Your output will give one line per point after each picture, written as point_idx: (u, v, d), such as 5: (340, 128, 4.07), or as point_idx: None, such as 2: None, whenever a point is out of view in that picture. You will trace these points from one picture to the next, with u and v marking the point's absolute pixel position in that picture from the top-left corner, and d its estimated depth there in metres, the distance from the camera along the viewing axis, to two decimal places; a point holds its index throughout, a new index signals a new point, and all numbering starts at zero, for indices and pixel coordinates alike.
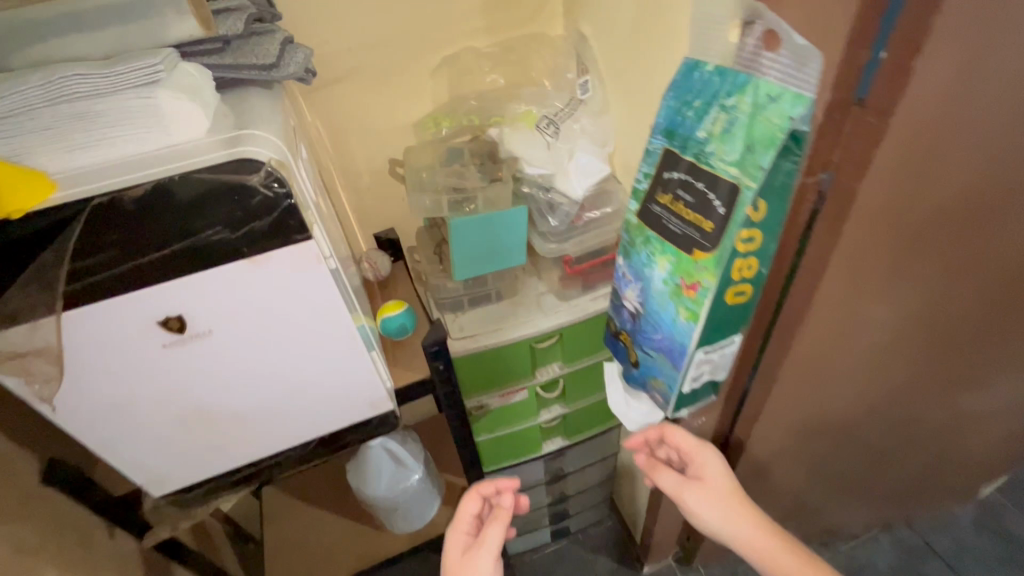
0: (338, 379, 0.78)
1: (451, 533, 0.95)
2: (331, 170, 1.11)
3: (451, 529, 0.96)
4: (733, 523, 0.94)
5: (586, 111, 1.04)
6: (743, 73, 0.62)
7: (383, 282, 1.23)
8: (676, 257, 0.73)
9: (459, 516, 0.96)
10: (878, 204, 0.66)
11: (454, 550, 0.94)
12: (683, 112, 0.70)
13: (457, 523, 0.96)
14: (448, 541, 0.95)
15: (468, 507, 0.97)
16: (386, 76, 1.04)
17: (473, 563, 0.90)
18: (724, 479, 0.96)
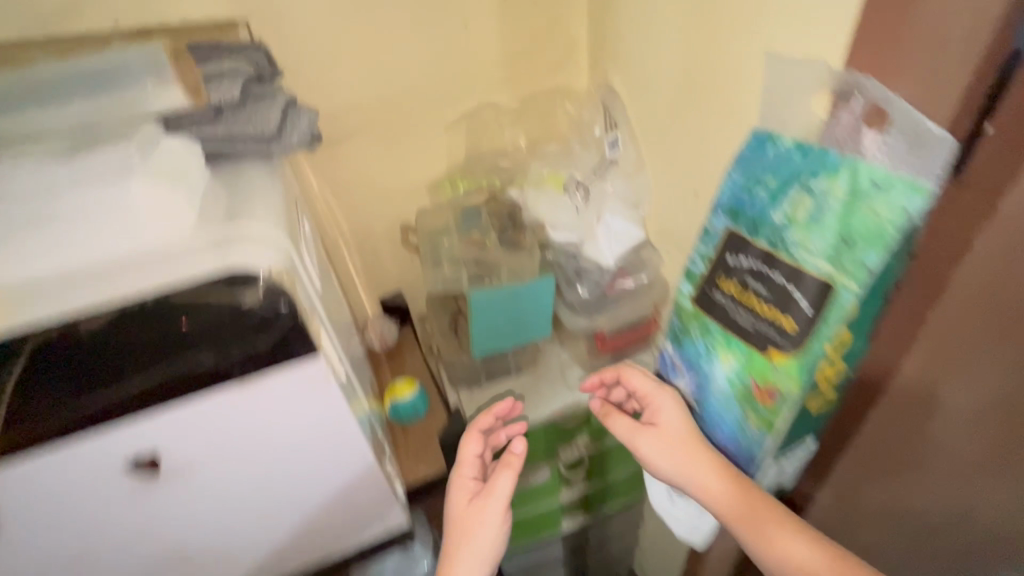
0: (349, 501, 0.65)
1: (455, 489, 0.76)
2: (333, 233, 1.01)
3: (460, 474, 0.76)
4: (672, 439, 0.73)
5: (617, 172, 0.95)
6: (832, 151, 0.53)
7: (388, 351, 1.11)
8: (746, 356, 0.63)
9: (461, 467, 0.77)
10: (962, 312, 0.51)
11: (463, 495, 0.75)
12: (754, 190, 0.60)
13: (461, 469, 0.76)
14: (454, 488, 0.76)
15: (474, 443, 0.77)
16: (396, 133, 0.94)
17: (478, 523, 0.71)
18: (682, 420, 0.74)
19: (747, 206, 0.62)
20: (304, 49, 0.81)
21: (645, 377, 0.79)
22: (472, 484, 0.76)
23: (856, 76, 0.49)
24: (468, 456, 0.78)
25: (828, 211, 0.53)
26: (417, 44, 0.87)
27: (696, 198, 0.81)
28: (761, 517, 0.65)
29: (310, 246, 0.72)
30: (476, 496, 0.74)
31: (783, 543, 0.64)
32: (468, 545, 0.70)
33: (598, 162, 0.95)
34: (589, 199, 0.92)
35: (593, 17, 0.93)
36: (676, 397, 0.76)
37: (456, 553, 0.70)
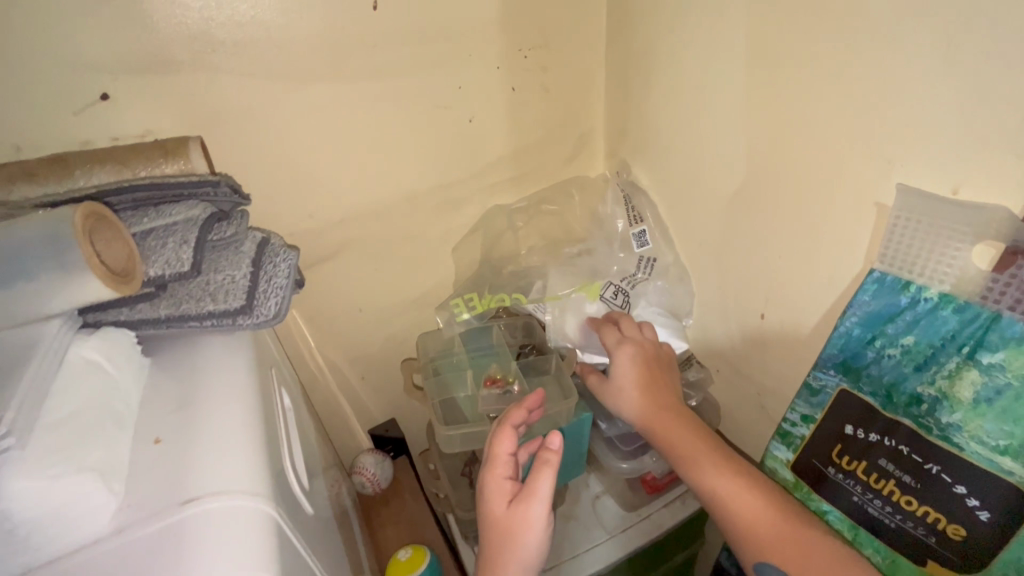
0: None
1: (489, 492, 0.58)
2: (309, 365, 0.82)
3: (490, 471, 0.58)
4: (627, 394, 0.66)
5: (650, 280, 0.80)
6: (1006, 315, 0.40)
7: (382, 495, 0.92)
8: (887, 559, 0.49)
9: (496, 461, 0.59)
10: None
11: (500, 498, 0.57)
12: (884, 349, 0.48)
13: (494, 465, 0.59)
14: (493, 470, 0.58)
15: (510, 440, 0.60)
16: (385, 246, 0.78)
17: (525, 528, 0.55)
18: (625, 377, 0.66)
19: (872, 365, 0.49)
20: (268, 161, 0.64)
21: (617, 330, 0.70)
22: (510, 486, 0.58)
23: None
24: (502, 452, 0.59)
25: (1009, 395, 0.40)
26: (406, 145, 0.71)
27: (760, 320, 0.66)
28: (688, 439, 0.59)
29: (298, 436, 0.54)
30: (517, 500, 0.56)
31: (705, 475, 0.55)
32: (517, 548, 0.55)
33: (634, 263, 0.81)
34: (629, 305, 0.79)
35: (610, 103, 0.80)
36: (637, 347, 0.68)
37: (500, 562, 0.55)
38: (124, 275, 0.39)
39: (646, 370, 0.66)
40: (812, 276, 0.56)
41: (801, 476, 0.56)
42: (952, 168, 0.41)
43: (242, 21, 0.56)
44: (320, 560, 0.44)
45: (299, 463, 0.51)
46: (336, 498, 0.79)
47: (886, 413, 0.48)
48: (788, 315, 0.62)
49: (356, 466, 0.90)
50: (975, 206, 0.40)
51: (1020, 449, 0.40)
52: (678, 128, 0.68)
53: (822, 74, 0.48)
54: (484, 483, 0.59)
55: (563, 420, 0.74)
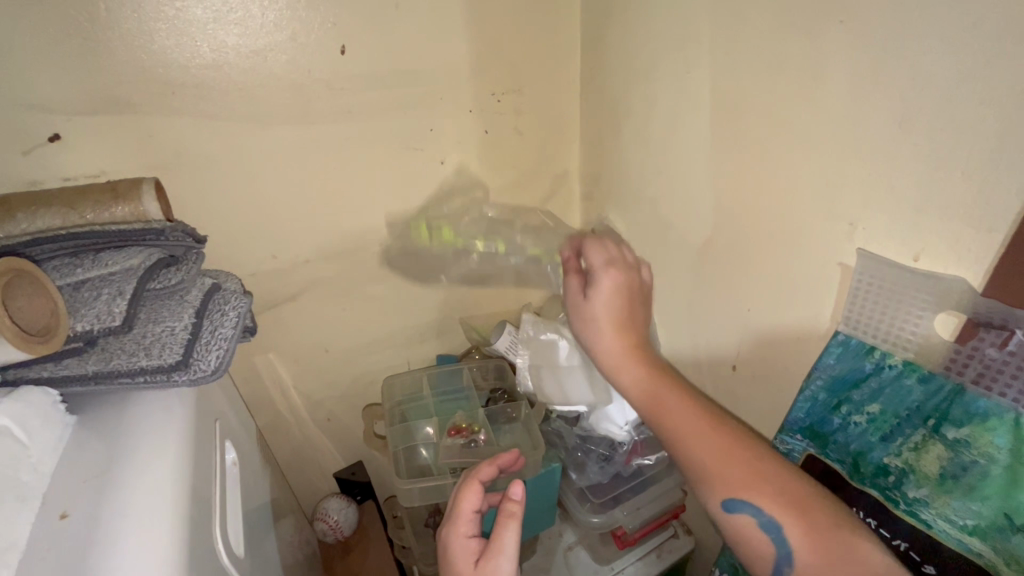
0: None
1: (452, 553, 0.53)
2: (272, 406, 0.79)
3: (453, 530, 0.54)
4: (598, 328, 0.57)
5: None
6: (969, 390, 0.38)
7: (345, 544, 0.88)
8: None
9: (459, 519, 0.54)
10: None
11: (466, 559, 0.52)
12: (848, 415, 0.46)
13: (458, 522, 0.54)
14: (455, 529, 0.54)
15: (476, 495, 0.56)
16: (352, 285, 0.76)
17: None
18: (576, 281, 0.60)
19: (838, 433, 0.47)
20: (231, 202, 0.63)
21: (605, 250, 0.61)
22: (475, 544, 0.53)
23: (1005, 308, 0.36)
24: (467, 509, 0.55)
25: (977, 472, 0.38)
26: (375, 185, 0.70)
27: (732, 371, 0.64)
28: (710, 444, 0.46)
29: (236, 500, 0.51)
30: (482, 557, 0.51)
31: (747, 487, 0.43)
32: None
33: None
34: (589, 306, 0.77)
35: (584, 147, 0.80)
36: (620, 281, 0.58)
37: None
38: (57, 333, 0.40)
39: (625, 310, 0.57)
40: (780, 332, 0.55)
41: None
42: (913, 236, 0.40)
43: (209, 64, 0.56)
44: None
45: (232, 532, 0.48)
46: (290, 549, 0.75)
47: (855, 484, 0.46)
48: (761, 369, 0.59)
49: (319, 512, 0.87)
50: (939, 276, 0.39)
51: (990, 530, 0.38)
52: (649, 174, 0.68)
53: (785, 132, 0.48)
54: (445, 544, 0.54)
55: (532, 471, 0.71)
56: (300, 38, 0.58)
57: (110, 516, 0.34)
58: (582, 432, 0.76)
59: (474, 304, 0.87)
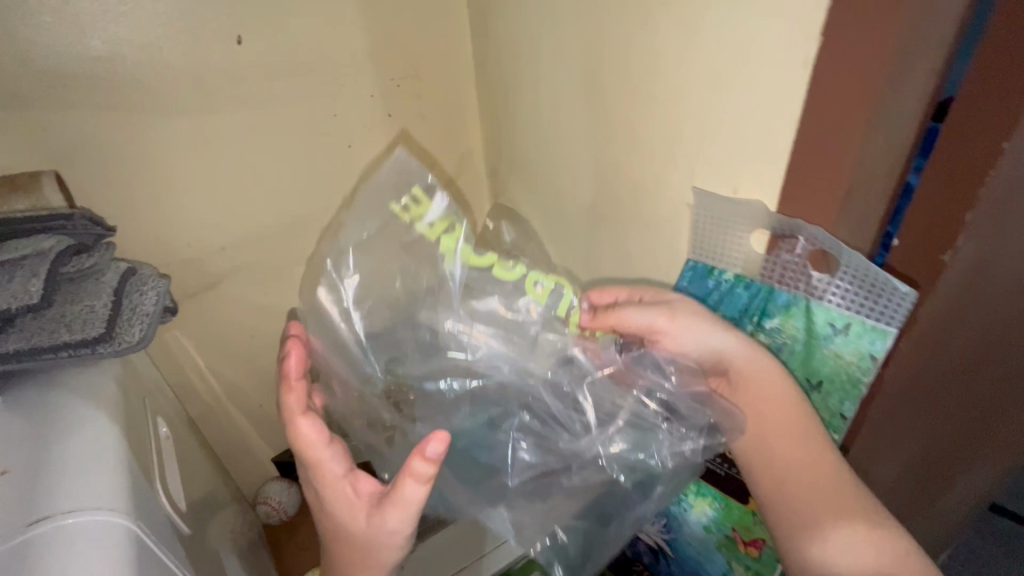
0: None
1: (331, 498, 0.49)
2: (200, 396, 0.81)
3: (323, 476, 0.49)
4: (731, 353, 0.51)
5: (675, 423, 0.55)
6: (778, 288, 0.50)
7: (291, 523, 0.91)
8: (722, 503, 0.60)
9: (319, 465, 0.49)
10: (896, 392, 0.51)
11: (354, 508, 0.49)
12: None
13: (321, 468, 0.49)
14: (322, 473, 0.49)
15: (314, 426, 0.49)
16: (272, 269, 0.79)
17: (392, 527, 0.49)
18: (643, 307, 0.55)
19: None
20: (138, 195, 0.65)
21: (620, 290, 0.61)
22: (352, 488, 0.49)
23: (789, 220, 0.46)
24: (322, 453, 0.49)
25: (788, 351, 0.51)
26: (285, 171, 0.73)
27: None
28: (830, 470, 0.48)
29: (176, 466, 0.54)
30: (374, 509, 0.48)
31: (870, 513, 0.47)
32: (388, 542, 0.50)
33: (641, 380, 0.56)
34: (605, 427, 0.56)
35: (484, 127, 0.87)
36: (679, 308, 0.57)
37: (375, 550, 0.51)
38: None
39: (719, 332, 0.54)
40: (654, 269, 0.65)
41: None
42: (729, 174, 0.50)
43: (94, 60, 0.57)
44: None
45: (174, 490, 0.51)
46: (235, 531, 0.77)
47: None
48: None
49: (261, 495, 0.89)
50: (747, 204, 0.49)
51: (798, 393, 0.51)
52: (540, 146, 0.76)
53: (633, 100, 0.57)
54: (320, 488, 0.50)
55: None
56: (189, 30, 0.61)
57: (56, 467, 0.38)
58: None
59: None
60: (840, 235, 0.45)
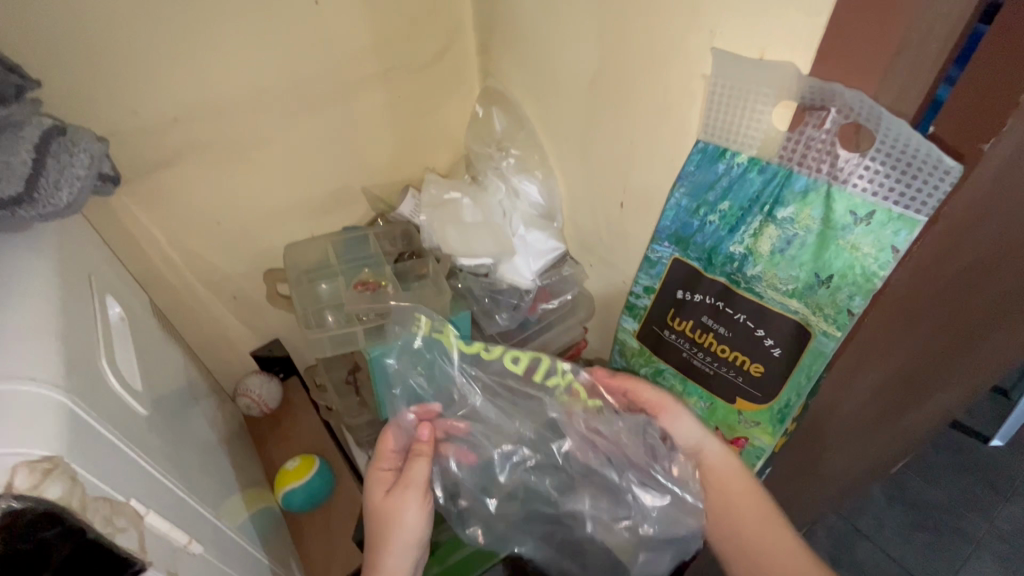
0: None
1: (371, 487, 0.57)
2: (169, 285, 0.76)
3: (373, 467, 0.58)
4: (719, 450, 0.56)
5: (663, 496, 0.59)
6: (796, 173, 0.44)
7: (273, 416, 0.90)
8: (707, 403, 0.57)
9: (378, 456, 0.58)
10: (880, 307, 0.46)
11: (378, 487, 0.57)
12: (702, 215, 0.51)
13: (378, 459, 0.58)
14: (373, 466, 0.58)
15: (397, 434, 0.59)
16: (235, 148, 0.71)
17: (400, 512, 0.55)
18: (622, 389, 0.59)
19: (697, 234, 0.52)
20: (65, 44, 0.55)
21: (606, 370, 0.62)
22: (388, 476, 0.57)
23: (824, 86, 0.40)
24: (389, 448, 0.58)
25: (797, 244, 0.45)
26: (242, 28, 0.63)
27: (621, 209, 0.69)
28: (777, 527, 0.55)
29: (132, 348, 0.50)
30: (391, 490, 0.56)
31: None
32: (394, 534, 0.54)
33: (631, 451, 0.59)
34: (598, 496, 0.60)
35: None
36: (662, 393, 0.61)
37: (380, 552, 0.54)
38: None
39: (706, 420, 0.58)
40: (659, 158, 0.59)
41: (643, 343, 0.61)
42: (762, 28, 0.42)
43: None
44: (154, 466, 0.41)
45: (127, 371, 0.47)
46: (215, 420, 0.76)
47: (707, 276, 0.52)
48: (641, 200, 0.65)
49: (240, 389, 0.87)
50: (776, 68, 0.42)
51: (803, 290, 0.46)
52: (539, 12, 0.66)
53: None
54: (367, 482, 0.58)
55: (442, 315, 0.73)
56: None
57: None
58: (489, 283, 0.80)
59: (374, 169, 0.85)
60: (886, 103, 0.38)
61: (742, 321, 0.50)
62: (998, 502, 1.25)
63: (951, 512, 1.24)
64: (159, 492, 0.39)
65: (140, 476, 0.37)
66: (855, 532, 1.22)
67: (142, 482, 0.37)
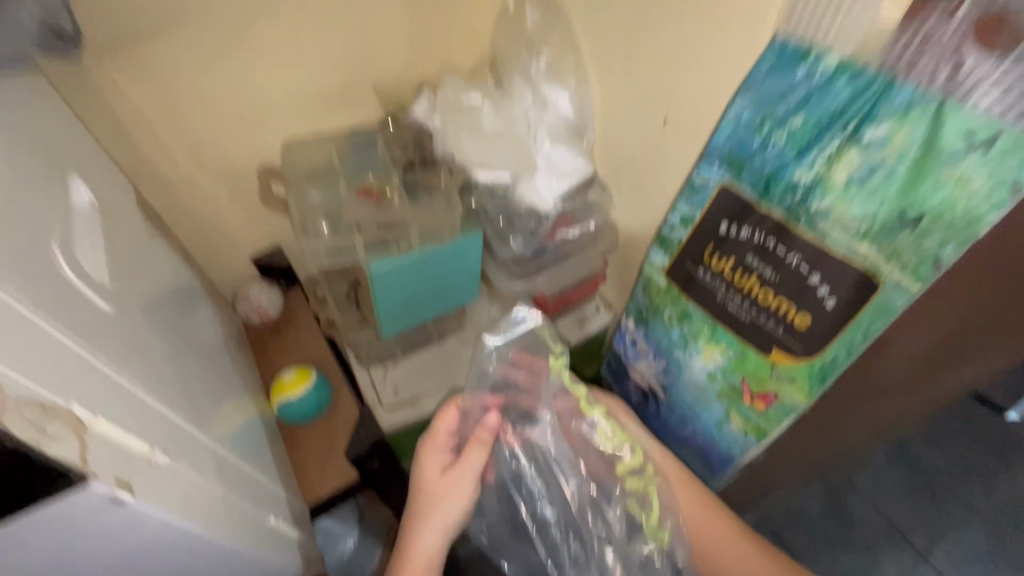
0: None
1: (425, 462, 0.59)
2: (161, 176, 0.69)
3: (428, 444, 0.59)
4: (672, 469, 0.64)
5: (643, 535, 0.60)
6: (900, 81, 0.34)
7: (274, 326, 0.86)
8: (737, 353, 0.51)
9: (435, 437, 0.59)
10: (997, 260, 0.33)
11: (433, 467, 0.58)
12: (767, 133, 0.42)
13: (435, 437, 0.60)
14: (428, 443, 0.59)
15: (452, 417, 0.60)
16: (227, 21, 0.61)
17: (451, 494, 0.57)
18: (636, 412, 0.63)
19: (755, 156, 0.43)
20: None
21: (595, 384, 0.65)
22: (444, 458, 0.59)
23: None
24: (443, 429, 0.60)
25: (883, 174, 0.36)
26: None
27: (664, 127, 0.60)
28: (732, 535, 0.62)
29: (100, 242, 0.45)
30: (446, 472, 0.58)
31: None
32: (436, 511, 0.56)
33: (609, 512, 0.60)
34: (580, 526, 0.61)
35: None
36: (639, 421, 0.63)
37: (421, 523, 0.56)
38: None
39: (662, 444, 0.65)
40: (722, 61, 0.48)
41: (671, 281, 0.55)
42: None
43: None
44: (119, 370, 0.38)
45: (89, 265, 0.42)
46: (213, 326, 0.72)
47: (761, 208, 0.44)
48: (688, 115, 0.55)
49: (239, 295, 0.82)
50: None
51: (879, 232, 0.38)
52: None
53: None
54: (421, 459, 0.59)
55: (450, 233, 0.67)
56: None
57: None
58: (507, 203, 0.71)
59: (386, 62, 0.75)
60: None
61: (794, 264, 0.43)
62: (999, 468, 1.17)
63: (950, 475, 1.16)
64: (120, 398, 0.35)
65: (94, 380, 0.33)
66: (849, 485, 1.14)
67: (97, 386, 0.33)
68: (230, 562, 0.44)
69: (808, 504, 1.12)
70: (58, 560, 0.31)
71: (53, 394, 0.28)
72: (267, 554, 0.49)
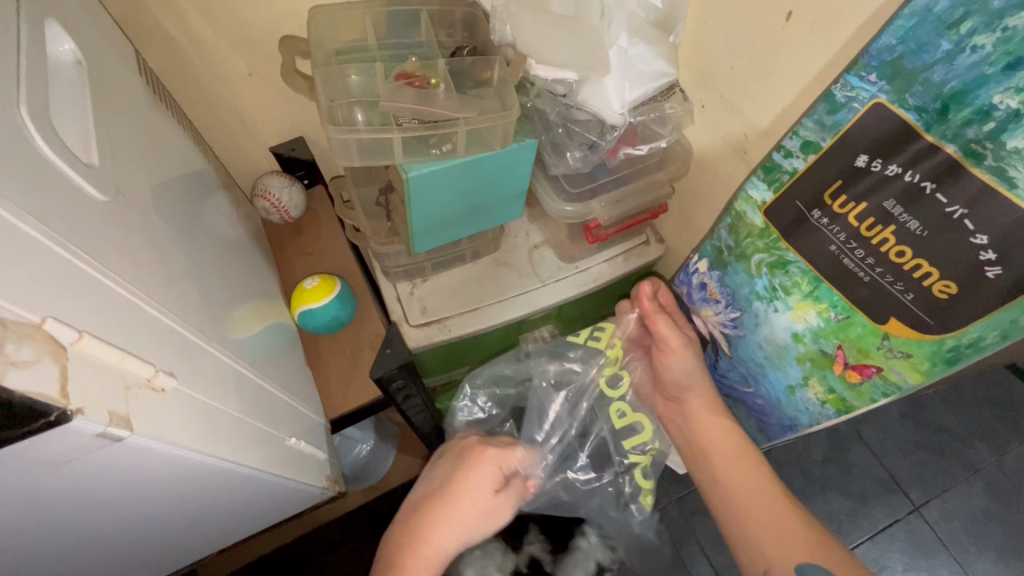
0: (274, 499, 0.48)
1: (478, 479, 0.59)
2: (167, 35, 0.59)
3: (491, 456, 0.61)
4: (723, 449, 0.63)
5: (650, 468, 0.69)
6: None
7: (295, 225, 0.79)
8: (842, 315, 0.43)
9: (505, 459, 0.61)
10: None
11: (486, 490, 0.60)
12: (964, 36, 0.30)
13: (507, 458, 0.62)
14: (490, 453, 0.61)
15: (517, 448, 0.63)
16: None
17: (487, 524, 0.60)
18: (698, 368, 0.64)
19: (935, 68, 0.32)
20: None
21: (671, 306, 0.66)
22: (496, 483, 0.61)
23: None
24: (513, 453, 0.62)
25: None
26: None
27: (784, 24, 0.47)
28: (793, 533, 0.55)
29: (86, 110, 0.36)
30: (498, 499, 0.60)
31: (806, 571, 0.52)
32: (469, 535, 0.59)
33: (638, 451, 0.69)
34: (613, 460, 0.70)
35: None
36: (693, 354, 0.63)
37: (446, 539, 0.57)
38: None
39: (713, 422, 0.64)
40: None
41: (770, 221, 0.46)
42: None
43: None
44: (115, 275, 0.31)
45: (75, 138, 0.34)
46: (230, 219, 0.65)
47: (928, 137, 0.34)
48: (829, 9, 0.43)
49: (257, 190, 0.74)
50: None
51: None
52: None
53: None
54: (473, 469, 0.60)
55: (501, 137, 0.56)
56: None
57: None
58: (567, 107, 0.61)
59: None
60: None
61: (956, 216, 0.34)
62: (1012, 437, 1.11)
63: (961, 439, 1.11)
64: (116, 314, 0.29)
65: (79, 289, 0.26)
66: (857, 437, 1.10)
67: (85, 296, 0.27)
68: (247, 484, 0.41)
69: (811, 449, 1.09)
70: (52, 488, 0.27)
71: (15, 308, 0.22)
72: (286, 474, 0.46)
